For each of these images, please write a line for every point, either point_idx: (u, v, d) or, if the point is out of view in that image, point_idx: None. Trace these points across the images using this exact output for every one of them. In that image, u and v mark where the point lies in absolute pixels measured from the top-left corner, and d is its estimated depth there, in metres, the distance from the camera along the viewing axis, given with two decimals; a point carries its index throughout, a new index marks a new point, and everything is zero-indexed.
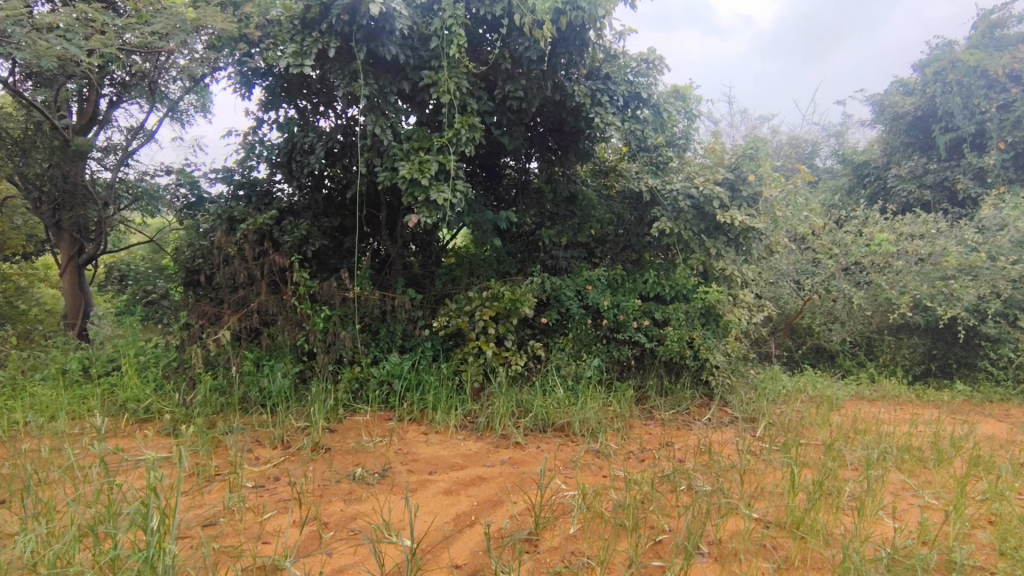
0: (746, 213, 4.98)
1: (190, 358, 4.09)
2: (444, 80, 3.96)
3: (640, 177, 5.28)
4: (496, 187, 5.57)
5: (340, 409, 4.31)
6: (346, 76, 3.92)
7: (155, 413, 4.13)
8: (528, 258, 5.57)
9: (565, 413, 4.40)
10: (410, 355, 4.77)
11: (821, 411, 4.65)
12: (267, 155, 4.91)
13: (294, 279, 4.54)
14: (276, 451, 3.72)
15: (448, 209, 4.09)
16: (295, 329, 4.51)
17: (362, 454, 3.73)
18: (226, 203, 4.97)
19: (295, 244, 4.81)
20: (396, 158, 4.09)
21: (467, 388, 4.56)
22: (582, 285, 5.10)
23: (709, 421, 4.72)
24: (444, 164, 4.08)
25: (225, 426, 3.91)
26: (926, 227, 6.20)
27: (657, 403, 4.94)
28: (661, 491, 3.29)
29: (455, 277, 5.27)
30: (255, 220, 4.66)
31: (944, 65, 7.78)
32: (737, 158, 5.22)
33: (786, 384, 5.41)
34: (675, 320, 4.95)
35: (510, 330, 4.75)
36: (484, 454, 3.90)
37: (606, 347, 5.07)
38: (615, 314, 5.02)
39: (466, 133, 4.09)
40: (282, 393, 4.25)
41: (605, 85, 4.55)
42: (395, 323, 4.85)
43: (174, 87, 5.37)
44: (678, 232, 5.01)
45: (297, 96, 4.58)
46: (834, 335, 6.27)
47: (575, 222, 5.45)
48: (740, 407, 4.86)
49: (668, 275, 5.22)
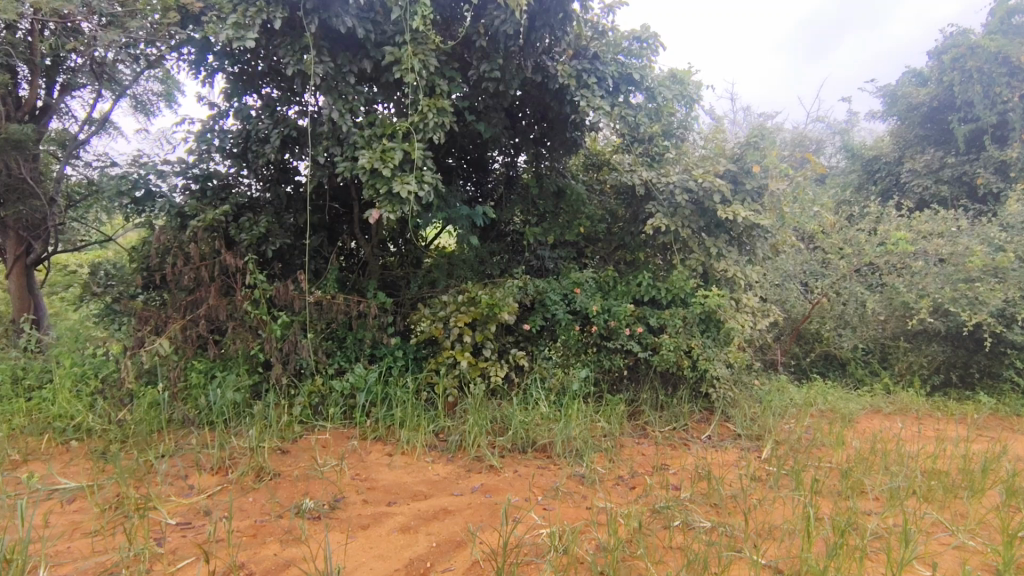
0: (750, 209, 4.50)
1: (125, 371, 3.65)
2: (408, 57, 3.53)
3: (634, 169, 4.76)
4: (484, 182, 5.21)
5: (295, 427, 3.85)
6: (296, 51, 3.48)
7: (85, 433, 3.68)
8: (513, 259, 5.16)
9: (547, 432, 3.93)
10: (378, 366, 4.32)
11: (835, 429, 4.16)
12: (226, 145, 4.47)
13: (248, 280, 4.12)
14: (213, 477, 3.26)
15: (414, 203, 3.65)
16: (248, 337, 4.07)
17: (312, 480, 3.27)
18: (180, 198, 4.50)
19: (253, 243, 4.38)
20: (356, 146, 3.65)
21: (440, 403, 4.10)
22: (570, 289, 4.67)
23: (710, 439, 4.23)
24: (409, 152, 3.63)
25: (159, 449, 3.46)
26: (945, 225, 5.73)
27: (652, 420, 4.46)
28: (652, 529, 2.82)
29: (432, 279, 4.86)
30: (207, 215, 4.24)
31: (963, 51, 7.29)
32: (741, 149, 4.66)
33: (794, 397, 4.92)
34: (672, 326, 4.48)
35: (488, 338, 4.29)
36: (453, 480, 3.44)
37: (596, 355, 4.63)
38: (605, 320, 4.56)
39: (433, 118, 3.63)
40: (229, 410, 3.79)
41: (592, 66, 4.08)
42: (362, 331, 4.40)
43: (126, 69, 4.94)
44: (674, 230, 4.55)
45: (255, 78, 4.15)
46: (845, 341, 5.80)
47: (563, 219, 5.05)
48: (745, 424, 4.38)
49: (664, 277, 4.75)
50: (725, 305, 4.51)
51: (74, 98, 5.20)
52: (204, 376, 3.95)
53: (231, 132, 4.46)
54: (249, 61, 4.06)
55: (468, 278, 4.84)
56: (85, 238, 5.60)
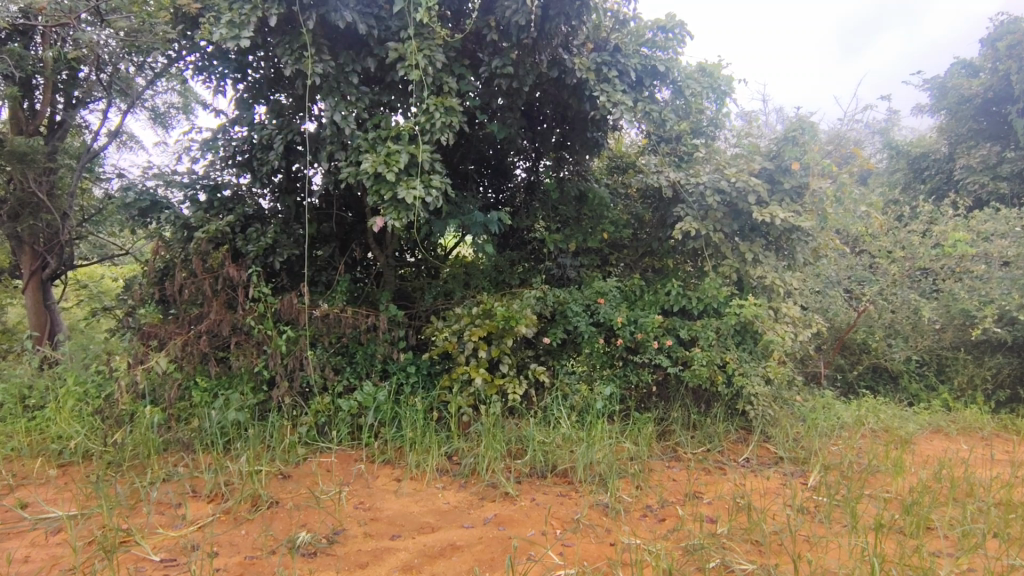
0: (789, 209, 4.06)
1: (121, 390, 3.48)
2: (413, 52, 3.31)
3: (660, 170, 4.43)
4: (503, 187, 4.98)
5: (299, 450, 3.63)
6: (293, 50, 3.29)
7: (82, 455, 3.52)
8: (534, 267, 4.86)
9: (568, 456, 3.61)
10: (388, 383, 4.08)
11: (892, 452, 3.74)
12: (234, 154, 4.33)
13: (252, 294, 3.91)
14: (207, 506, 3.04)
15: (421, 209, 3.42)
16: (252, 353, 3.88)
17: (311, 510, 3.03)
18: (187, 209, 4.37)
19: (259, 254, 4.21)
20: (360, 149, 3.45)
21: (453, 423, 3.82)
22: (593, 299, 4.36)
23: (749, 463, 3.85)
24: (416, 155, 3.40)
25: (153, 474, 3.26)
26: (1009, 224, 5.23)
27: (683, 441, 4.09)
28: (684, 573, 2.48)
29: (448, 291, 4.60)
30: (212, 226, 4.09)
31: (1020, 37, 6.86)
32: (777, 146, 4.23)
33: (842, 415, 4.48)
34: (704, 339, 4.12)
35: (505, 352, 4.01)
36: (464, 510, 3.15)
37: (622, 370, 4.32)
38: (632, 332, 4.24)
39: (441, 118, 3.40)
40: (230, 431, 3.59)
41: (613, 58, 3.78)
42: (373, 345, 4.17)
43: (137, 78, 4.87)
44: (705, 234, 4.18)
45: (267, 85, 4.00)
46: (896, 352, 5.35)
47: (586, 225, 4.76)
48: (787, 446, 3.98)
49: (694, 285, 4.40)
50: (763, 315, 4.11)
51: (88, 110, 5.15)
52: (206, 394, 3.76)
53: (237, 138, 4.30)
54: (257, 65, 3.92)
55: (486, 288, 4.58)
56: (107, 245, 5.60)
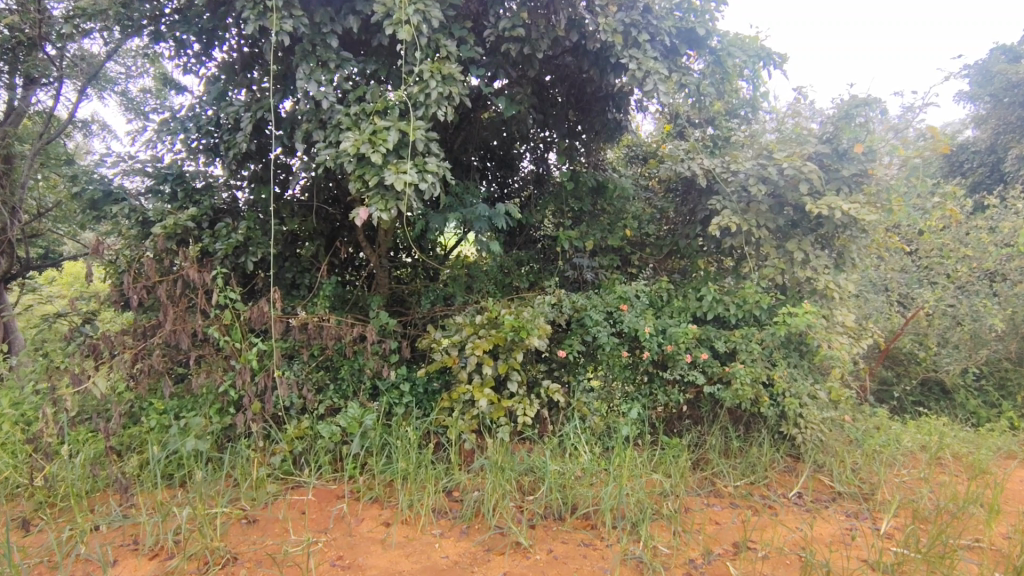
0: (851, 201, 3.41)
1: (46, 417, 2.79)
2: (402, 6, 2.73)
3: (691, 157, 3.87)
4: (509, 184, 4.47)
5: (269, 486, 3.04)
6: (257, 3, 2.73)
7: (8, 493, 2.94)
8: (545, 269, 4.30)
9: (590, 495, 3.01)
10: (377, 404, 3.50)
11: (977, 490, 3.16)
12: (196, 135, 3.72)
13: (216, 299, 3.32)
14: (144, 567, 2.44)
15: (413, 198, 2.85)
16: (217, 370, 3.31)
17: (275, 572, 2.43)
18: (147, 202, 3.76)
19: (229, 253, 3.64)
20: (341, 127, 2.87)
21: (453, 453, 3.24)
22: (615, 306, 3.76)
23: (802, 500, 3.27)
24: (407, 133, 2.82)
25: (83, 522, 2.66)
26: None
27: (722, 472, 3.47)
28: None
29: (448, 295, 4.05)
30: (171, 220, 3.50)
31: None
32: (839, 117, 3.53)
33: (903, 439, 3.91)
34: (746, 353, 3.53)
35: (514, 368, 3.43)
36: (465, 569, 2.55)
37: (649, 387, 3.76)
38: (660, 344, 3.65)
39: (437, 89, 2.83)
40: (186, 464, 3.01)
41: (643, 19, 3.13)
42: (360, 358, 3.61)
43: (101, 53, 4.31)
44: (746, 230, 3.60)
45: (243, 60, 3.51)
46: (950, 364, 4.84)
47: (605, 221, 4.23)
48: (846, 478, 3.42)
49: (734, 289, 3.80)
50: (817, 325, 3.51)
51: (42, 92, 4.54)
52: (161, 418, 3.18)
53: (202, 118, 3.72)
54: (232, 37, 3.49)
55: (491, 292, 4.02)
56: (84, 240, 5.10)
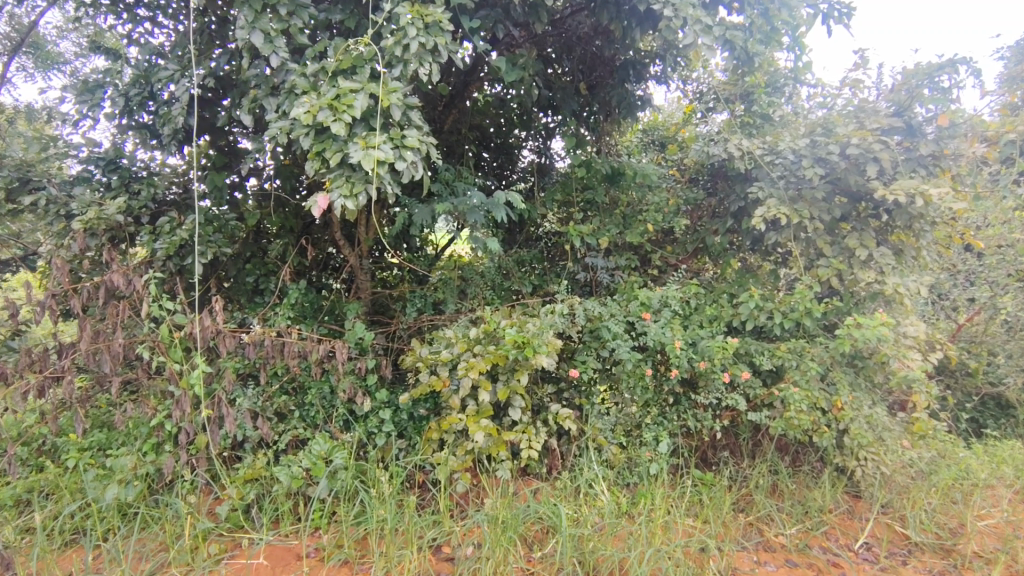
0: (929, 184, 2.78)
1: None
2: None
3: (726, 137, 3.28)
4: (507, 176, 3.86)
5: (208, 547, 2.39)
6: None
7: None
8: (551, 271, 3.70)
9: (617, 557, 2.37)
10: (349, 436, 2.87)
11: None
12: (131, 111, 3.09)
13: (147, 311, 2.68)
14: None
15: (388, 181, 2.22)
16: (149, 399, 2.68)
17: None
18: (72, 190, 3.10)
19: (171, 253, 3.00)
20: (296, 90, 2.24)
21: (442, 499, 2.60)
22: (637, 314, 3.13)
23: (874, 554, 2.66)
24: (379, 97, 2.19)
25: None
26: None
27: (770, 516, 2.84)
28: None
29: (437, 302, 3.42)
30: (94, 213, 2.85)
31: None
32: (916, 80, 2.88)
33: (977, 470, 3.31)
34: (798, 371, 2.92)
35: (516, 391, 2.80)
36: None
37: (676, 411, 3.14)
38: (691, 360, 3.01)
39: (417, 42, 2.19)
40: (100, 521, 2.36)
41: None
42: (331, 380, 2.99)
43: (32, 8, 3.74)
44: (797, 222, 2.98)
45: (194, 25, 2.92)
46: (1009, 378, 4.28)
47: (621, 214, 3.60)
48: (922, 524, 2.80)
49: (780, 296, 3.18)
50: (888, 337, 2.88)
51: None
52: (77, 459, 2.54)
53: (132, 87, 3.04)
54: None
55: (488, 299, 3.41)
56: None
